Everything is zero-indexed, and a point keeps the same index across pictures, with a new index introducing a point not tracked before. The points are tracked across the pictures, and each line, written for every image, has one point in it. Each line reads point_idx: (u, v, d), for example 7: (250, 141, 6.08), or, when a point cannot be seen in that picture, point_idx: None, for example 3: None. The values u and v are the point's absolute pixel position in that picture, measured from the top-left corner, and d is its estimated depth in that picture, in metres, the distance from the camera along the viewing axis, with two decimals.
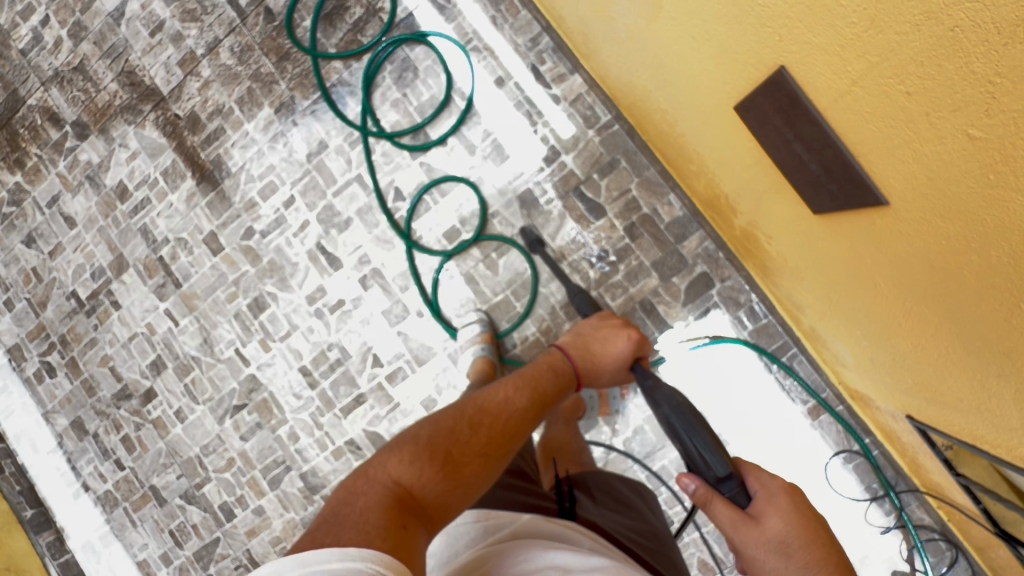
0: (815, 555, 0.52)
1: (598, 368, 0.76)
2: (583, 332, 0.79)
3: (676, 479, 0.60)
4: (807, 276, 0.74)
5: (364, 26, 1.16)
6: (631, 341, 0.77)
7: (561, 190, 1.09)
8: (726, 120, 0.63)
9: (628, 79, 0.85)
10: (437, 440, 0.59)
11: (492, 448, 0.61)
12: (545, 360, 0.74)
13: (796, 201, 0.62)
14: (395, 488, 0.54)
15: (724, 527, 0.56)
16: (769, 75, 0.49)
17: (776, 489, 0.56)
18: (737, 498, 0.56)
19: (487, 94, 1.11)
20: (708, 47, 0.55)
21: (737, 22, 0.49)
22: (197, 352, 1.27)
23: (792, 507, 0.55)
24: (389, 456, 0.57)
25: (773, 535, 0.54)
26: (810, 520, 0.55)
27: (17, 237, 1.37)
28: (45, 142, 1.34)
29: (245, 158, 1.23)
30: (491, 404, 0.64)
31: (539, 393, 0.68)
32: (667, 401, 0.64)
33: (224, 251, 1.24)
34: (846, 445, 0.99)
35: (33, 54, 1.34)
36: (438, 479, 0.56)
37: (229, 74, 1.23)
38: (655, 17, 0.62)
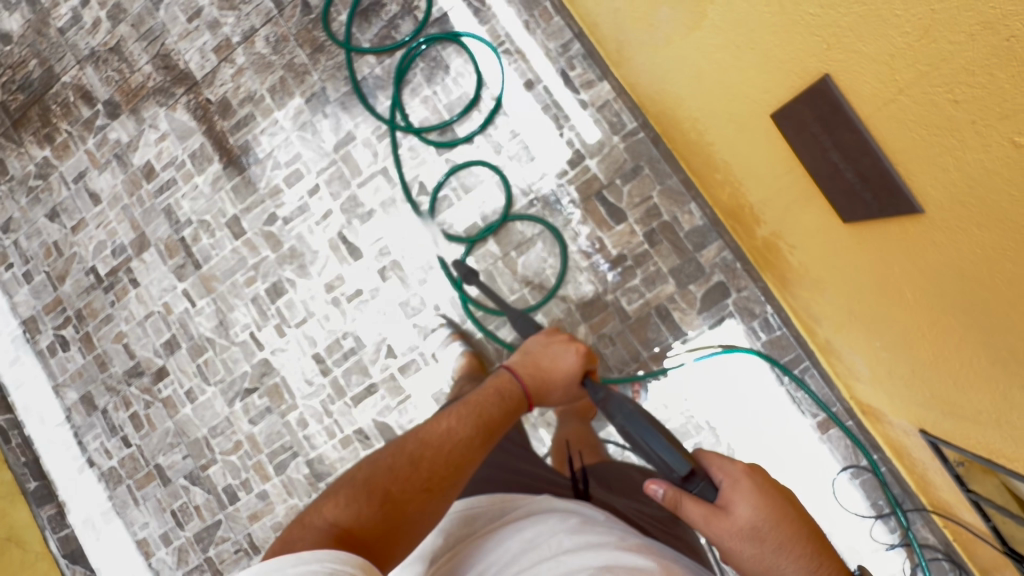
0: (785, 532, 0.59)
1: (549, 384, 0.81)
2: (532, 350, 0.84)
3: (646, 486, 0.66)
4: (828, 287, 0.76)
5: (398, 23, 1.19)
6: (579, 355, 0.81)
7: (583, 193, 1.11)
8: (760, 128, 0.65)
9: (660, 88, 0.88)
10: (375, 481, 0.64)
11: (434, 481, 0.65)
12: (493, 384, 0.79)
13: (825, 209, 0.63)
14: (332, 529, 0.57)
15: (697, 521, 0.62)
16: (812, 83, 0.51)
17: (739, 475, 0.64)
18: (704, 493, 0.63)
19: (516, 96, 1.14)
20: (750, 55, 0.57)
21: (785, 31, 0.51)
22: (212, 334, 1.28)
23: (755, 492, 0.62)
24: (324, 504, 0.61)
25: (745, 523, 0.60)
26: (774, 500, 0.61)
27: (41, 211, 1.39)
28: (76, 119, 1.36)
29: (274, 146, 1.25)
30: (432, 437, 0.69)
31: (483, 419, 0.73)
32: (620, 411, 0.71)
33: (246, 235, 1.26)
34: (854, 460, 1.00)
35: (71, 33, 1.36)
36: (377, 516, 0.60)
37: (263, 62, 1.25)
38: (696, 25, 0.64)
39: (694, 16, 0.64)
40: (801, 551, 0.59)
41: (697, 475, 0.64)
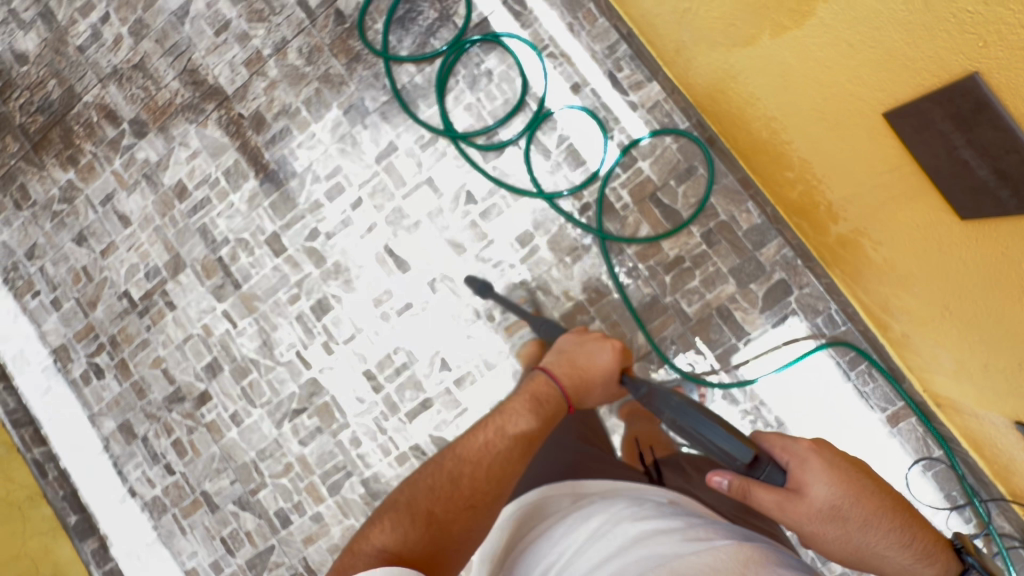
0: (866, 510, 0.64)
1: (588, 384, 0.83)
2: (566, 350, 0.87)
3: (709, 480, 0.69)
4: (918, 283, 0.75)
5: (437, 30, 1.17)
6: (614, 351, 0.86)
7: (636, 196, 1.10)
8: (865, 126, 0.63)
9: (727, 86, 0.86)
10: (418, 502, 0.67)
11: (476, 498, 0.68)
12: (529, 389, 0.81)
13: (934, 206, 0.63)
14: (383, 555, 0.60)
15: (773, 509, 0.66)
16: (952, 81, 0.49)
17: (805, 455, 0.67)
18: (775, 479, 0.66)
19: (562, 100, 1.12)
20: (868, 52, 0.55)
21: (925, 31, 0.49)
22: (256, 355, 1.25)
23: (827, 470, 0.66)
24: (374, 529, 0.65)
25: (823, 503, 0.64)
26: (847, 474, 0.66)
27: (67, 235, 1.34)
28: (101, 139, 1.32)
29: (312, 160, 1.22)
30: (474, 449, 0.71)
31: (524, 424, 0.75)
32: (666, 405, 0.75)
33: (287, 252, 1.23)
34: (926, 452, 1.01)
35: (91, 51, 1.32)
36: (423, 538, 0.63)
37: (296, 74, 1.23)
38: (793, 25, 0.62)
39: (792, 15, 0.61)
40: (888, 524, 0.64)
41: (762, 460, 0.67)
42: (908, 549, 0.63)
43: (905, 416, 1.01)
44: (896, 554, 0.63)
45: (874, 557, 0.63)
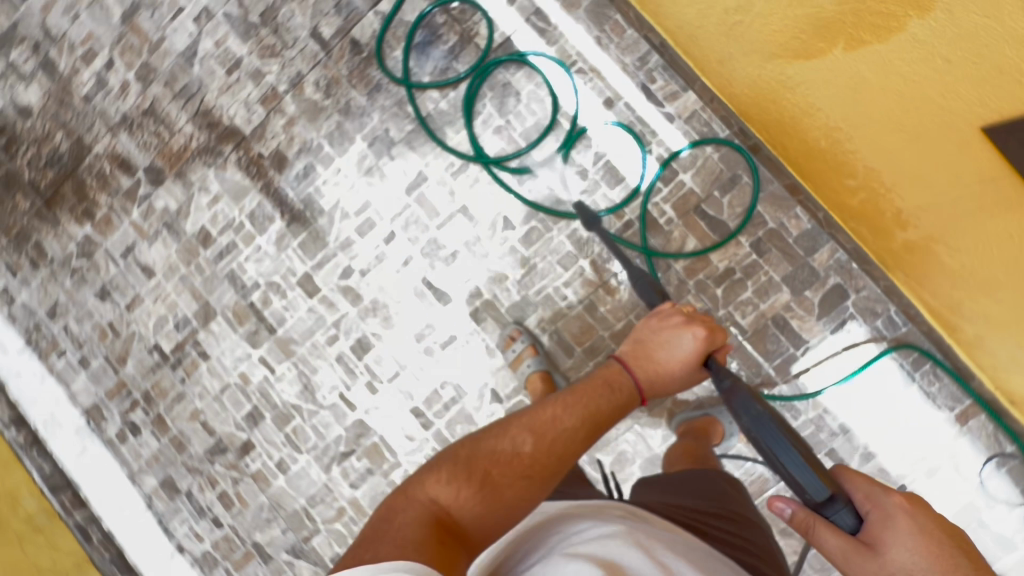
0: None
1: (661, 375, 0.78)
2: (644, 339, 0.82)
3: (770, 504, 0.64)
4: (1008, 287, 0.74)
5: (459, 53, 1.13)
6: (697, 340, 0.78)
7: (680, 210, 1.07)
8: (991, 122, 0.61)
9: (784, 93, 0.82)
10: (477, 460, 0.65)
11: (532, 470, 0.65)
12: (602, 375, 0.78)
13: None
14: (433, 506, 0.61)
15: (836, 554, 0.59)
16: None
17: (893, 511, 0.58)
18: (846, 522, 0.59)
19: (596, 116, 1.09)
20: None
21: None
22: (297, 400, 1.22)
23: (912, 533, 0.57)
24: (429, 477, 0.65)
25: (897, 564, 0.56)
26: (933, 544, 0.57)
27: (89, 291, 1.30)
28: (116, 190, 1.28)
29: (338, 195, 1.19)
30: (540, 423, 0.69)
31: (590, 411, 0.71)
32: (745, 411, 0.65)
33: (321, 292, 1.20)
34: (998, 448, 0.99)
35: (98, 99, 1.28)
36: (475, 501, 0.62)
37: (315, 109, 1.19)
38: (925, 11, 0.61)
39: (878, 32, 0.65)
40: None
41: (838, 501, 0.59)
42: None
43: (974, 413, 0.99)
44: None
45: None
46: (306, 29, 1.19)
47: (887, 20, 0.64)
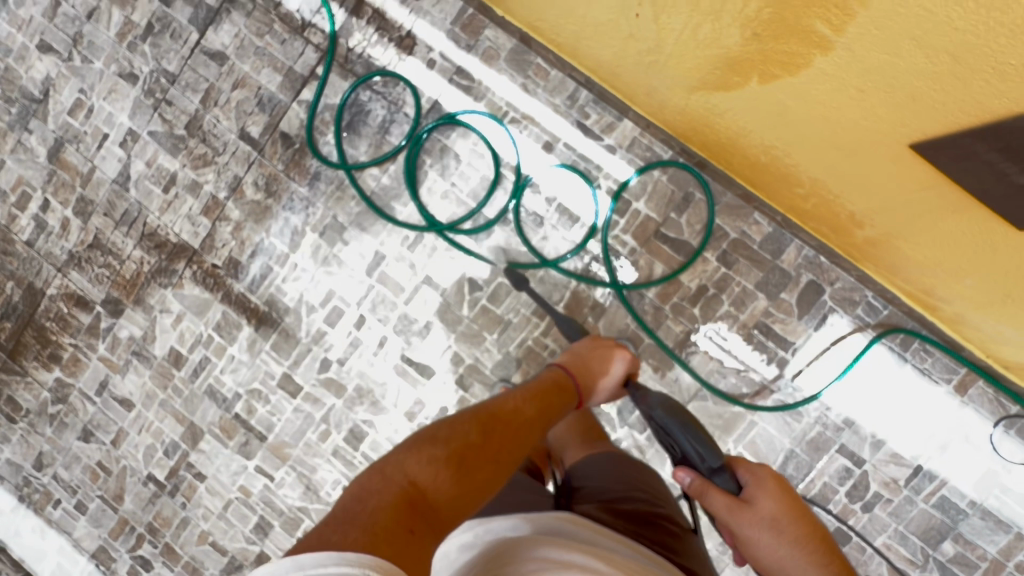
0: (799, 529, 0.70)
1: (594, 384, 0.89)
2: (581, 354, 0.92)
3: (675, 475, 0.79)
4: (968, 274, 0.75)
5: (390, 126, 1.12)
6: (624, 362, 0.92)
7: (641, 237, 1.06)
8: (892, 153, 0.63)
9: (712, 119, 0.82)
10: (454, 445, 0.65)
11: (501, 455, 0.68)
12: (553, 377, 0.86)
13: (985, 216, 0.62)
14: (410, 486, 0.58)
15: (722, 510, 0.73)
16: (998, 118, 0.49)
17: (762, 475, 0.75)
18: (730, 486, 0.75)
19: (538, 162, 1.08)
20: (885, 92, 0.55)
21: (949, 77, 0.49)
22: (302, 502, 1.19)
23: (777, 490, 0.73)
24: (406, 457, 0.62)
25: (763, 512, 0.72)
26: (790, 499, 0.73)
27: (71, 435, 1.27)
28: (77, 328, 1.25)
29: (300, 290, 1.17)
30: (504, 411, 0.73)
31: (542, 403, 0.78)
32: (659, 404, 0.85)
33: (304, 390, 1.18)
34: (1003, 412, 0.99)
35: (41, 242, 1.25)
36: (451, 482, 0.61)
37: (260, 209, 1.17)
38: (796, 66, 0.61)
39: (785, 67, 0.62)
40: (810, 549, 0.69)
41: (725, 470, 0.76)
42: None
43: (972, 381, 0.99)
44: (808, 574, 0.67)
45: (794, 570, 0.68)
46: (234, 132, 1.17)
47: (789, 57, 0.60)
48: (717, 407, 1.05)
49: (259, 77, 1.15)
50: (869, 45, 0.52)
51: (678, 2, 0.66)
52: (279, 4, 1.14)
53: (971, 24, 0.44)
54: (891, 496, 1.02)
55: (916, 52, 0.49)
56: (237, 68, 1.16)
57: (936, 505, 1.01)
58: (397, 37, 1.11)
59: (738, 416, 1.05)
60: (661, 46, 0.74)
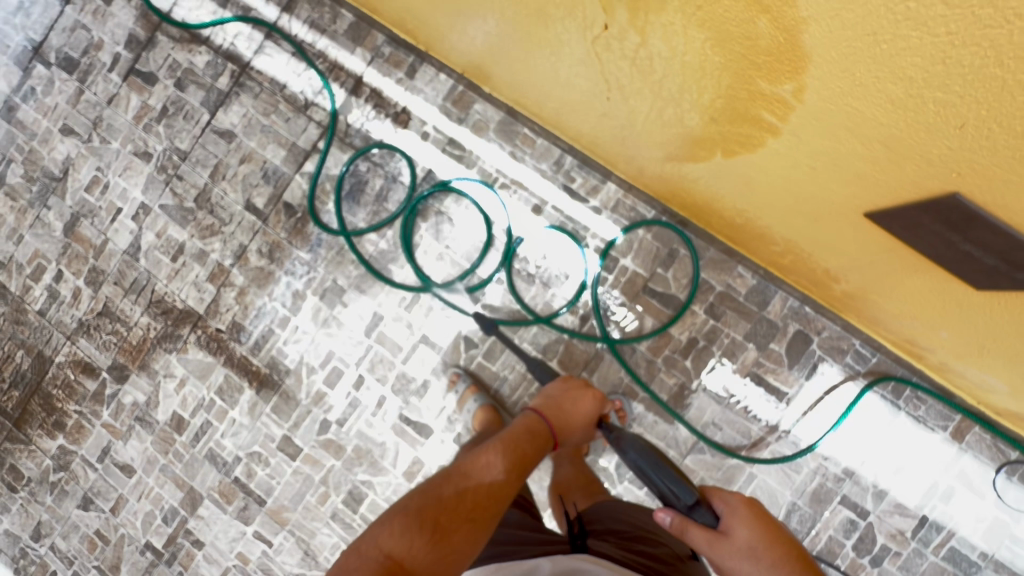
0: (778, 554, 0.63)
1: (571, 424, 0.88)
2: (554, 394, 0.91)
3: (654, 515, 0.70)
4: (942, 327, 0.78)
5: (387, 194, 1.18)
6: (595, 401, 0.92)
7: (630, 293, 1.09)
8: (849, 221, 0.68)
9: (685, 186, 0.88)
10: (427, 510, 0.66)
11: (478, 512, 0.68)
12: (524, 422, 0.84)
13: (945, 278, 0.67)
14: (386, 561, 0.60)
15: (702, 546, 0.65)
16: (936, 198, 0.54)
17: (737, 505, 0.67)
18: (707, 518, 0.66)
19: (528, 224, 1.13)
20: (836, 170, 0.61)
21: (891, 162, 0.54)
22: (301, 569, 1.17)
23: (752, 517, 0.66)
24: (381, 529, 0.64)
25: (742, 541, 0.64)
26: (768, 525, 0.65)
27: (71, 503, 1.27)
28: (83, 395, 1.28)
29: (301, 352, 1.20)
30: (475, 468, 0.73)
31: (517, 453, 0.78)
32: (633, 447, 0.76)
33: (303, 452, 1.19)
34: (1004, 457, 0.98)
35: (52, 311, 1.30)
36: (427, 548, 0.62)
37: (263, 274, 1.22)
38: (754, 146, 0.67)
39: (743, 146, 0.68)
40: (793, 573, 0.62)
41: (701, 503, 0.68)
42: None
43: (968, 428, 0.99)
44: None
45: None
46: (240, 203, 1.23)
47: (746, 139, 0.66)
48: (715, 459, 1.05)
49: (264, 152, 1.23)
50: (815, 132, 0.57)
51: (642, 91, 0.72)
52: (284, 86, 1.23)
53: (893, 122, 0.50)
54: (899, 549, 0.99)
55: (854, 141, 0.55)
56: (244, 144, 1.24)
57: (947, 557, 0.99)
58: (393, 113, 1.19)
59: (737, 468, 1.04)
60: (632, 124, 0.81)
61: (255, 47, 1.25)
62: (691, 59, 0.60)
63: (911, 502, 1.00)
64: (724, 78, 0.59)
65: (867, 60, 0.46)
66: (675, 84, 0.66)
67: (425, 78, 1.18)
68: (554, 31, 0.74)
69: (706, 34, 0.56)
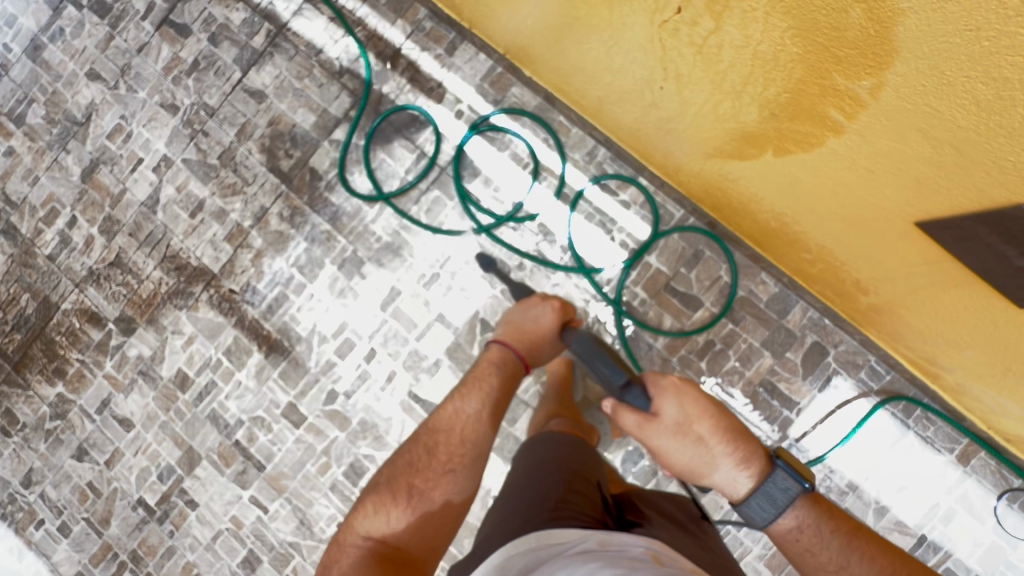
0: (707, 429, 0.64)
1: (535, 342, 0.84)
2: (513, 319, 0.87)
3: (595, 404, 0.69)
4: (969, 346, 0.80)
5: (410, 164, 1.18)
6: (554, 311, 0.84)
7: (651, 290, 1.09)
8: (896, 227, 0.70)
9: (727, 185, 0.89)
10: (397, 478, 0.71)
11: (453, 463, 0.72)
12: (487, 358, 0.81)
13: (985, 292, 0.69)
14: (370, 542, 0.67)
15: (633, 427, 0.66)
16: (997, 209, 0.55)
17: (668, 385, 0.65)
18: (639, 401, 0.65)
19: (556, 212, 1.12)
20: (898, 173, 0.62)
21: (956, 168, 0.56)
22: (294, 538, 1.16)
23: (681, 394, 0.64)
24: (358, 514, 0.69)
25: (670, 421, 0.64)
26: (698, 401, 0.64)
27: (65, 452, 1.25)
28: (87, 344, 1.26)
29: (314, 320, 1.19)
30: (442, 421, 0.74)
31: (484, 392, 0.76)
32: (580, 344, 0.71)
33: (307, 421, 1.17)
34: (1007, 485, 0.99)
35: (62, 257, 1.28)
36: (405, 518, 0.68)
37: (282, 238, 1.20)
38: (811, 146, 0.68)
39: (799, 144, 0.69)
40: (723, 443, 0.64)
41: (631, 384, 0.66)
42: (739, 467, 0.64)
43: (974, 452, 1.00)
44: (721, 464, 0.64)
45: (708, 471, 0.65)
46: (265, 165, 1.22)
47: (804, 136, 0.67)
48: None
49: (294, 115, 1.22)
50: (885, 132, 0.58)
51: (701, 81, 0.72)
52: (321, 51, 1.22)
53: (972, 125, 0.50)
54: None
55: (922, 143, 0.56)
56: (274, 106, 1.22)
57: None
58: (428, 88, 1.18)
59: None
60: (682, 115, 0.81)
61: (294, 8, 1.24)
62: (765, 49, 0.60)
63: (911, 521, 1.01)
64: (797, 71, 0.60)
65: (962, 57, 0.46)
66: (741, 75, 0.66)
67: (465, 57, 1.17)
68: (619, 13, 0.74)
69: (789, 22, 0.56)
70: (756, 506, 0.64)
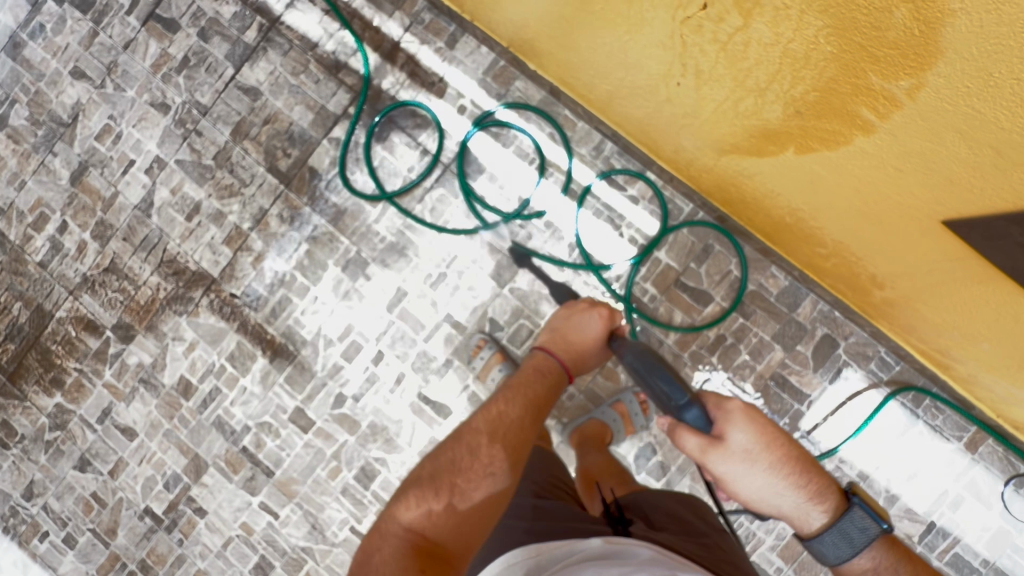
0: (774, 455, 0.64)
1: (581, 353, 0.83)
2: (558, 326, 0.86)
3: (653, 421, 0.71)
4: (984, 338, 0.82)
5: (413, 161, 1.15)
6: (602, 318, 0.84)
7: (661, 285, 1.08)
8: (920, 224, 0.70)
9: (744, 181, 0.88)
10: (439, 473, 0.66)
11: (496, 466, 0.67)
12: (531, 364, 0.81)
13: (1009, 288, 0.69)
14: (409, 535, 0.61)
15: (695, 450, 0.66)
16: None
17: (732, 409, 0.65)
18: (700, 423, 0.65)
19: (563, 208, 1.11)
20: (930, 172, 0.62)
21: (994, 168, 0.55)
22: (307, 542, 1.16)
23: (747, 419, 0.65)
24: (398, 506, 0.64)
25: (737, 447, 0.64)
26: (765, 428, 0.65)
27: (67, 463, 1.22)
28: (84, 353, 1.23)
29: (318, 323, 1.17)
30: (488, 421, 0.71)
31: (530, 397, 0.75)
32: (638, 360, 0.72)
33: (315, 426, 1.16)
34: (1013, 470, 1.01)
35: (54, 264, 1.24)
36: (447, 514, 0.63)
37: (283, 240, 1.17)
38: (837, 144, 0.67)
39: (824, 143, 0.68)
40: (789, 471, 0.65)
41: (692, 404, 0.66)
42: (807, 498, 0.65)
43: (982, 439, 1.01)
44: (789, 493, 0.65)
45: (777, 500, 0.65)
46: (263, 165, 1.19)
47: (830, 134, 0.66)
48: None
49: (291, 113, 1.18)
50: (922, 131, 0.57)
51: (723, 78, 0.71)
52: (316, 45, 1.18)
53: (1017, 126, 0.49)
54: None
55: (960, 142, 0.56)
56: (270, 104, 1.19)
57: (950, 563, 1.01)
58: (429, 82, 1.15)
59: None
60: (700, 111, 0.80)
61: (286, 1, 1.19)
62: (796, 48, 0.59)
63: (920, 509, 1.02)
64: (829, 70, 0.58)
65: (1012, 59, 0.45)
66: (766, 73, 0.65)
67: (466, 50, 1.14)
68: (638, 9, 0.72)
69: (825, 21, 0.54)
70: (830, 543, 0.64)
